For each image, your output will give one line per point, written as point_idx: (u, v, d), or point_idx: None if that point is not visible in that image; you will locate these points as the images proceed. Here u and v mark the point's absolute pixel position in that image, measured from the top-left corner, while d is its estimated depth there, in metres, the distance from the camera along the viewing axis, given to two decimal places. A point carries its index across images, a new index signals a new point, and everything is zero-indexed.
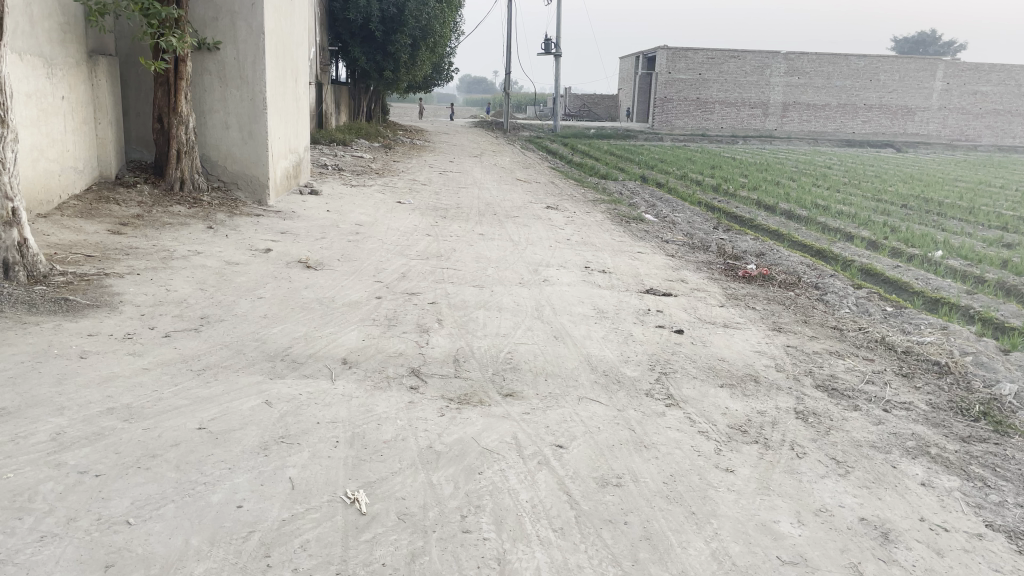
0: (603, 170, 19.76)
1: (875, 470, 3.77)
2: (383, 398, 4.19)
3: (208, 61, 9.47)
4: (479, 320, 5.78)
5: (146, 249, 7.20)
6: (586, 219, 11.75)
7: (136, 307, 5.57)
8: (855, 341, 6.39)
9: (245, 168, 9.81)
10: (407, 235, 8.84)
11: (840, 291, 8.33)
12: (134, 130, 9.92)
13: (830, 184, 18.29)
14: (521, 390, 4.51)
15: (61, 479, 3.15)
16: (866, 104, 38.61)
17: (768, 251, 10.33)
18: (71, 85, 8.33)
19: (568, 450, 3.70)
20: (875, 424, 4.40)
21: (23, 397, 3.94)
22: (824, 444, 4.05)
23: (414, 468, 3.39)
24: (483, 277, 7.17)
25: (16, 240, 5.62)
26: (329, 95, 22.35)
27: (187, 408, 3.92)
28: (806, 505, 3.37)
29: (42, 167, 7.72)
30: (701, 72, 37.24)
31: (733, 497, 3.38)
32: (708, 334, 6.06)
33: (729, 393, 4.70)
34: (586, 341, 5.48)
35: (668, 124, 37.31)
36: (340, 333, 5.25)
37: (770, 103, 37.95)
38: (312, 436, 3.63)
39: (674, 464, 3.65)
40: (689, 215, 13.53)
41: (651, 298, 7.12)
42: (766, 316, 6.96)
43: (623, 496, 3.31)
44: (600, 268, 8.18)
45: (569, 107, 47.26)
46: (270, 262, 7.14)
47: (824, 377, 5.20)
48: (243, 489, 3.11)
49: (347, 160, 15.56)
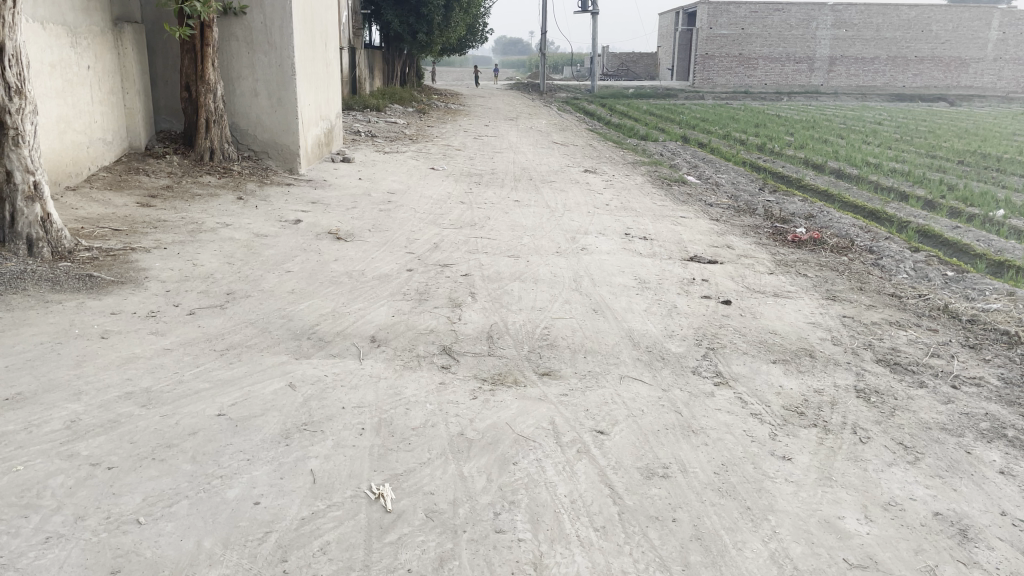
0: (643, 132, 19.29)
1: (948, 457, 3.44)
2: (412, 379, 3.96)
3: (235, 27, 9.23)
4: (515, 292, 5.51)
5: (175, 221, 7.03)
6: (625, 182, 11.37)
7: (161, 284, 5.39)
8: (916, 310, 6.01)
9: (274, 137, 9.60)
10: (440, 203, 8.57)
11: (896, 255, 7.89)
12: (162, 99, 9.74)
13: (882, 141, 17.54)
14: (558, 368, 4.25)
15: (72, 472, 2.98)
16: (917, 56, 37.11)
17: (819, 213, 9.87)
18: (96, 54, 8.15)
19: (610, 437, 3.44)
20: (943, 403, 4.06)
21: (40, 382, 3.78)
22: (889, 427, 3.72)
23: (444, 458, 3.15)
24: (519, 246, 6.89)
25: (39, 216, 5.48)
26: (363, 60, 22.02)
27: (207, 392, 3.72)
28: (872, 498, 3.07)
29: (69, 139, 7.57)
30: (744, 27, 36.10)
31: (792, 489, 3.09)
32: (757, 305, 5.71)
33: (782, 370, 4.40)
34: (628, 314, 5.19)
35: (710, 81, 36.30)
36: (368, 309, 5.03)
37: (816, 57, 36.72)
38: (336, 422, 3.41)
39: (726, 452, 3.36)
40: (734, 176, 13.06)
41: (696, 266, 6.77)
42: (819, 284, 6.59)
43: (671, 490, 3.04)
44: (641, 235, 7.82)
45: (607, 67, 46.35)
46: (300, 233, 6.93)
47: (885, 351, 4.84)
48: (261, 483, 2.91)
49: (381, 127, 15.30)
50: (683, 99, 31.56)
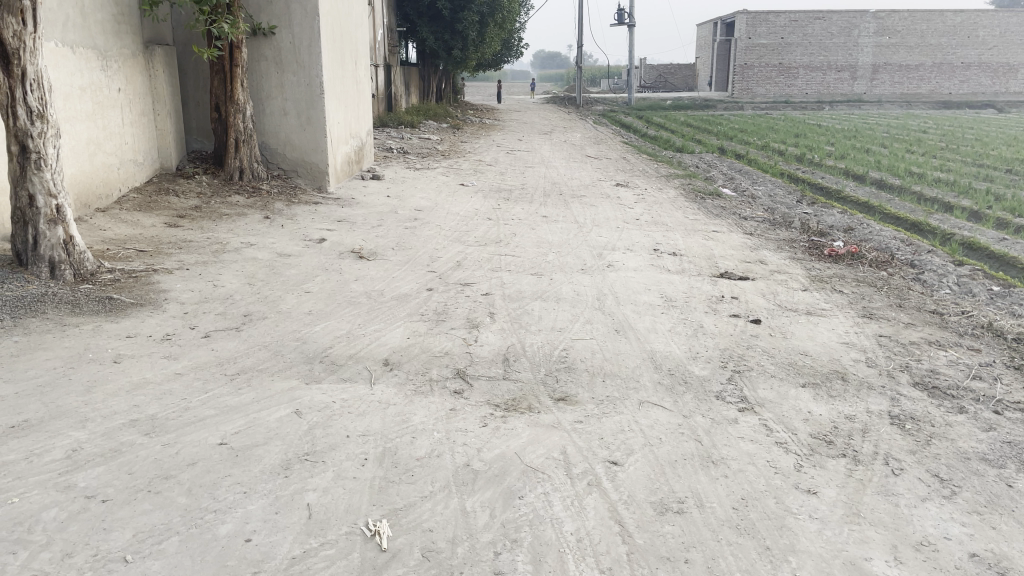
0: (679, 144, 19.04)
1: (988, 491, 3.21)
2: (422, 405, 3.84)
3: (264, 47, 9.28)
4: (535, 312, 5.37)
5: (200, 242, 7.03)
6: (657, 196, 11.17)
7: (180, 306, 5.36)
8: (959, 328, 5.72)
9: (303, 155, 9.61)
10: (466, 220, 8.48)
11: (938, 269, 7.59)
12: (193, 120, 9.82)
13: (925, 150, 17.07)
14: (575, 394, 4.09)
15: (67, 505, 2.91)
16: (964, 62, 36.21)
17: (858, 225, 9.57)
18: (127, 76, 8.23)
19: (624, 468, 3.27)
20: (984, 431, 3.82)
21: (47, 409, 3.73)
22: (924, 457, 3.50)
23: (447, 491, 3.02)
24: (543, 264, 6.76)
25: (62, 238, 5.47)
26: (398, 76, 22.15)
27: (212, 419, 3.63)
28: (903, 537, 2.86)
29: (98, 160, 7.63)
30: (783, 36, 35.65)
31: (816, 527, 2.89)
32: (789, 324, 5.49)
33: (812, 395, 4.18)
34: (651, 335, 5.01)
35: (749, 91, 35.84)
36: (384, 331, 4.93)
37: (858, 65, 36.07)
38: (339, 452, 3.30)
39: (746, 485, 3.17)
40: (770, 187, 12.79)
41: (726, 282, 6.57)
42: (855, 301, 6.33)
43: (685, 527, 2.87)
44: (670, 250, 7.63)
45: (645, 79, 46.14)
46: (323, 252, 6.89)
47: (923, 374, 4.59)
48: (254, 518, 2.81)
49: (413, 143, 15.32)
50: (722, 109, 31.21)
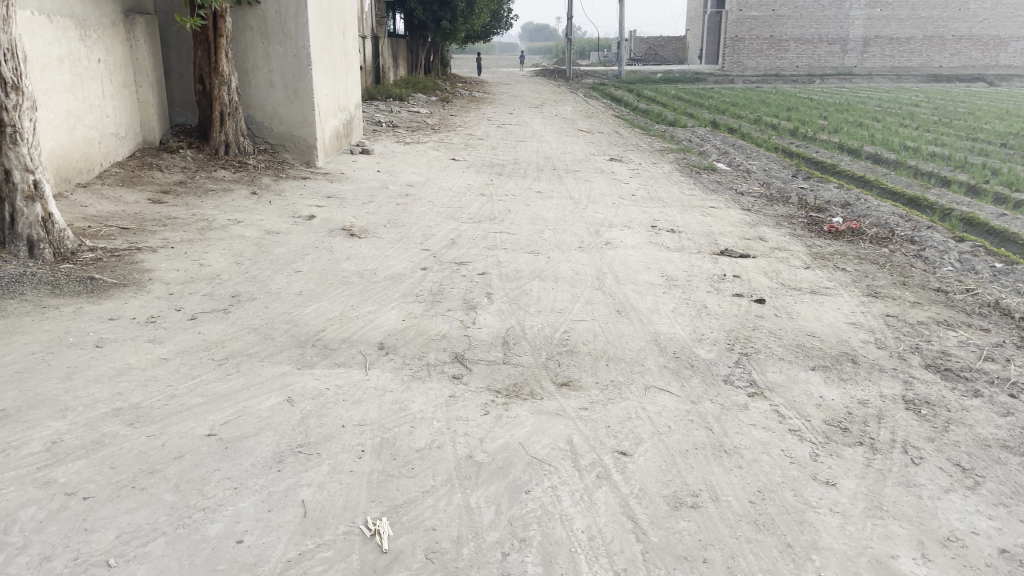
0: (671, 117, 18.79)
1: (1012, 482, 3.09)
2: (420, 392, 3.67)
3: (249, 17, 8.98)
4: (533, 293, 5.20)
5: (185, 218, 6.81)
6: (652, 171, 10.98)
7: (164, 286, 5.16)
8: (966, 307, 5.59)
9: (290, 128, 9.36)
10: (459, 196, 8.27)
11: (940, 245, 7.45)
12: (177, 92, 9.52)
13: (919, 124, 16.94)
14: (578, 378, 3.94)
15: (46, 503, 2.73)
16: (955, 35, 35.96)
17: (856, 201, 9.41)
18: (106, 46, 7.94)
19: (633, 459, 3.12)
20: (1002, 416, 3.69)
21: (25, 397, 3.53)
22: (944, 445, 3.37)
23: (449, 486, 2.87)
24: (539, 241, 6.57)
25: (40, 216, 5.24)
26: (386, 48, 21.74)
27: (199, 408, 3.45)
28: (928, 532, 2.73)
29: (78, 133, 7.36)
30: (774, 8, 35.23)
31: (838, 522, 2.76)
32: (794, 303, 5.34)
33: (823, 378, 4.05)
34: (654, 316, 4.85)
35: (740, 64, 35.50)
36: (378, 312, 4.75)
37: (849, 38, 35.74)
38: (334, 444, 3.14)
39: (762, 477, 3.03)
40: (765, 162, 12.61)
41: (727, 261, 6.41)
42: (858, 279, 6.18)
43: (701, 522, 2.73)
44: (668, 227, 7.46)
45: (635, 52, 45.70)
46: (313, 230, 6.68)
47: (935, 356, 4.46)
48: (246, 517, 2.65)
49: (403, 116, 15.03)
50: (712, 83, 30.90)
